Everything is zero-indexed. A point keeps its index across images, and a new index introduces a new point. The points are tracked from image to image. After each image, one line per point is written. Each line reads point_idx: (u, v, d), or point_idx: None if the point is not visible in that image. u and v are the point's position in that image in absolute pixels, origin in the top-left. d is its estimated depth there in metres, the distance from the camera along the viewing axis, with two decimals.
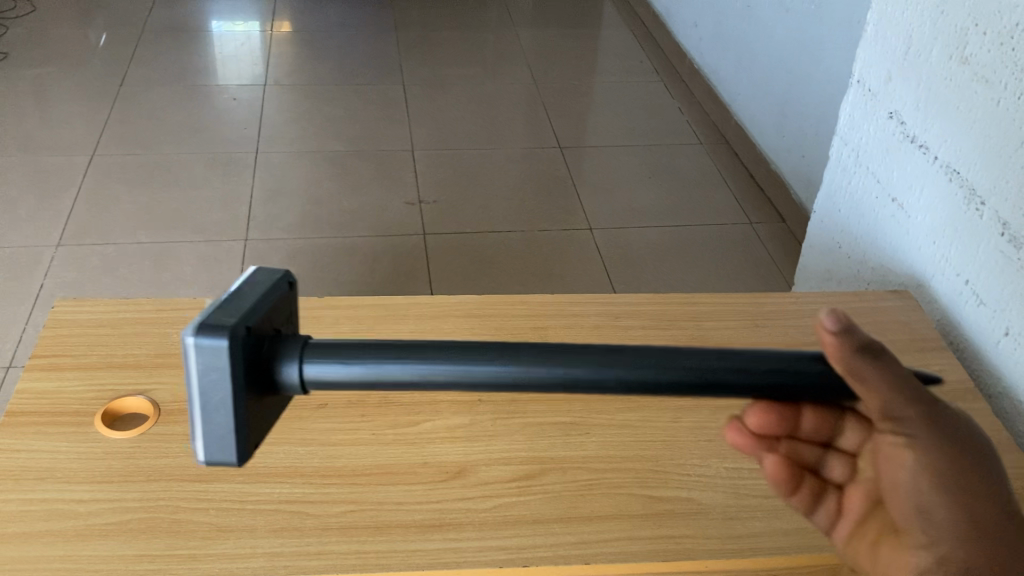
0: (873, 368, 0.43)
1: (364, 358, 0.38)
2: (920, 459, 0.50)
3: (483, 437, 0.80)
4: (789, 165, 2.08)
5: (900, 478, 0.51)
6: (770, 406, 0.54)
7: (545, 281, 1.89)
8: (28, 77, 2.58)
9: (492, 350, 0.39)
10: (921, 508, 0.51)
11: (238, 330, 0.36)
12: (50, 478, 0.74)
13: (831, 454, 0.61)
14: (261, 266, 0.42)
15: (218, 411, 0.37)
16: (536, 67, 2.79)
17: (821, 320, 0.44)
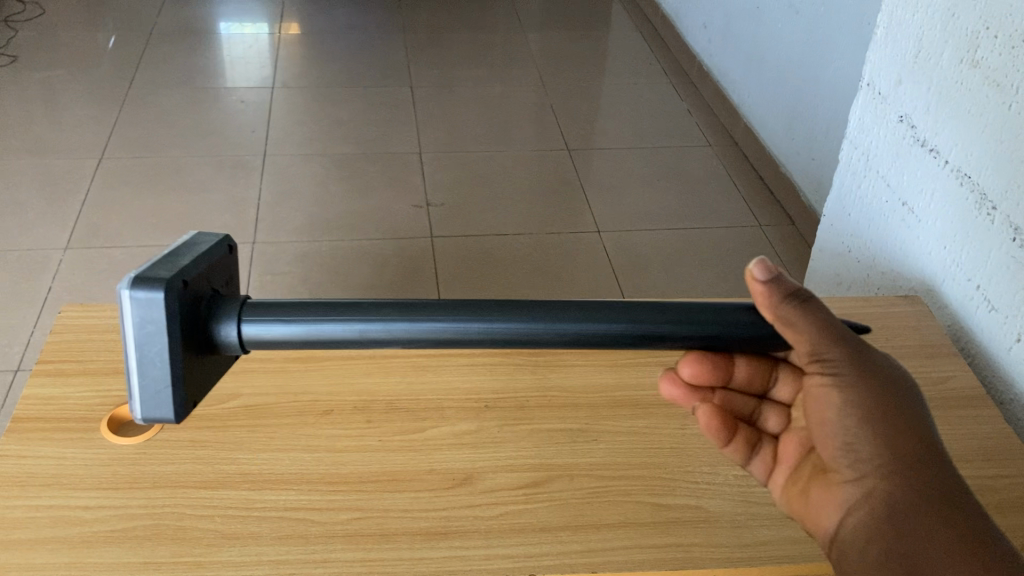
0: (795, 306, 0.55)
1: (290, 324, 0.52)
2: (844, 395, 0.58)
3: (490, 443, 0.80)
4: (798, 167, 2.08)
5: (826, 416, 0.59)
6: (699, 356, 0.65)
7: (553, 284, 1.88)
8: (37, 80, 2.58)
9: (390, 315, 0.52)
10: (846, 442, 0.59)
11: (176, 300, 0.48)
12: (56, 484, 0.74)
13: (766, 405, 0.71)
14: (195, 237, 0.54)
15: (158, 369, 0.49)
16: (544, 69, 2.78)
17: (753, 269, 0.56)
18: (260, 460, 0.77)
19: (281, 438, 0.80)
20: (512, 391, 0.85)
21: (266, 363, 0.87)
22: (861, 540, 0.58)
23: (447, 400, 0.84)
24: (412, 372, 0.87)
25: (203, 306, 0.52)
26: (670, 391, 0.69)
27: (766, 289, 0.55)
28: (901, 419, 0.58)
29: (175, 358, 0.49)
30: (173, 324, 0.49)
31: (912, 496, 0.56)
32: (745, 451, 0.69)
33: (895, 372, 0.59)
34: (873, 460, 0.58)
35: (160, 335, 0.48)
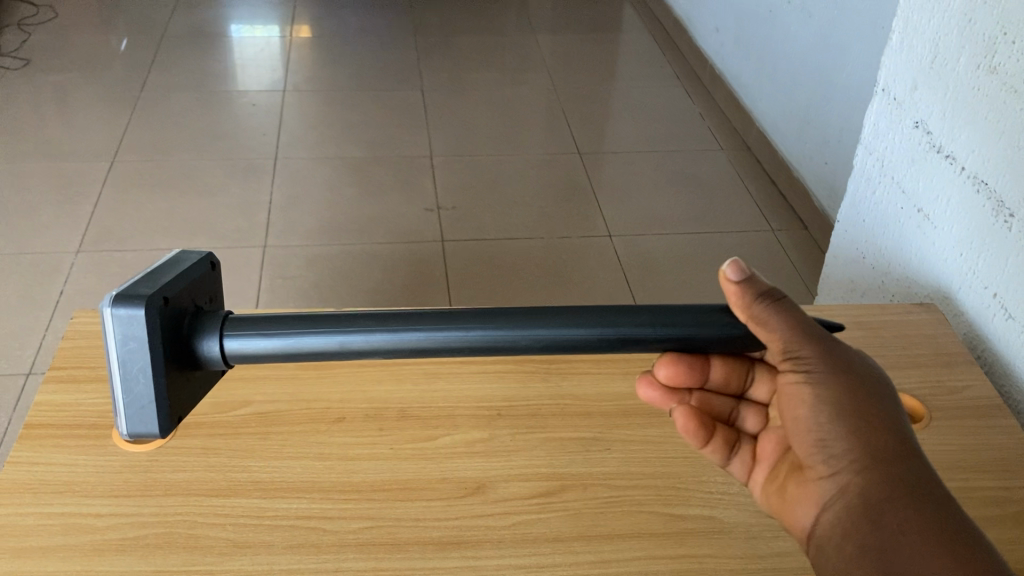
0: (764, 306, 0.57)
1: (271, 337, 0.53)
2: (816, 392, 0.60)
3: (502, 452, 0.79)
4: (811, 171, 2.07)
5: (800, 415, 0.62)
6: (675, 360, 0.68)
7: (565, 288, 1.88)
8: (50, 83, 2.60)
9: (373, 326, 0.54)
10: (819, 438, 0.61)
11: (154, 317, 0.50)
12: (68, 492, 0.74)
13: (744, 407, 0.74)
14: (182, 256, 0.56)
15: (139, 386, 0.51)
16: (556, 72, 2.78)
17: (727, 270, 0.58)
18: (271, 468, 0.77)
19: (292, 445, 0.79)
20: (524, 398, 0.85)
21: (277, 370, 0.87)
22: (836, 534, 0.59)
23: (459, 407, 0.83)
24: (424, 380, 0.86)
25: (186, 322, 0.53)
26: (649, 397, 0.71)
27: (739, 289, 0.58)
28: (873, 414, 0.60)
29: (158, 374, 0.51)
30: (153, 340, 0.50)
31: (882, 486, 0.57)
32: (725, 451, 0.72)
33: (869, 371, 0.62)
34: (845, 453, 0.60)
35: (141, 352, 0.50)
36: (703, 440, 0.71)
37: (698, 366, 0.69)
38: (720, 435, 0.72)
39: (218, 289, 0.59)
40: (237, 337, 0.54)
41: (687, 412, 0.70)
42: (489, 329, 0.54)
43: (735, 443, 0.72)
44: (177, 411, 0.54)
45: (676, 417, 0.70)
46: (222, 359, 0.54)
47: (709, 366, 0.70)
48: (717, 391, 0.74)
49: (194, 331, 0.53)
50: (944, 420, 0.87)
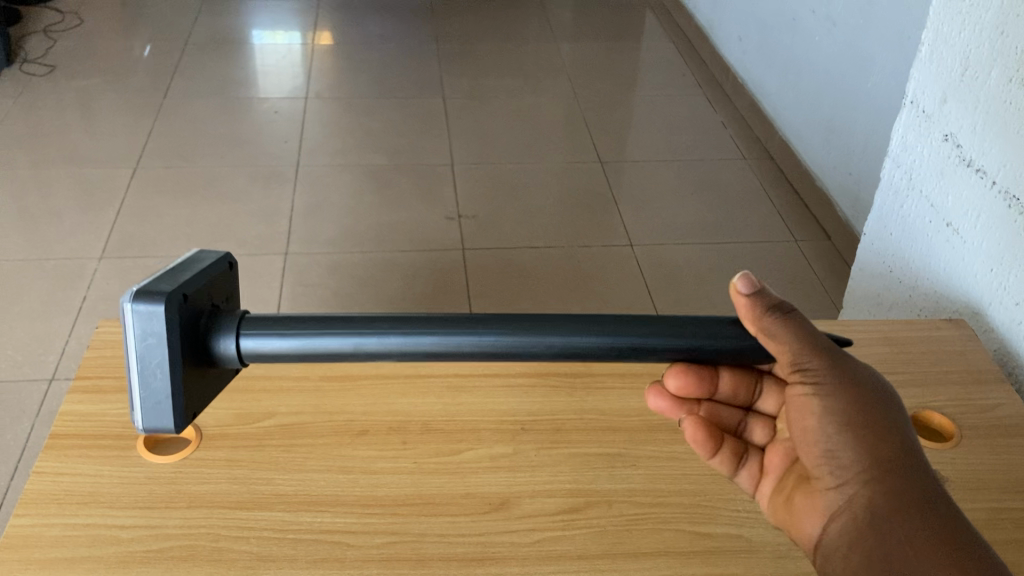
0: (777, 320, 0.57)
1: (288, 336, 0.53)
2: (825, 404, 0.60)
3: (527, 467, 0.79)
4: (835, 181, 2.05)
5: (809, 426, 0.61)
6: (686, 369, 0.66)
7: (586, 297, 1.87)
8: (74, 90, 2.62)
9: (384, 325, 0.53)
10: (827, 450, 0.61)
11: (174, 310, 0.50)
12: (93, 503, 0.74)
13: (752, 418, 0.73)
14: (201, 257, 0.56)
15: (156, 380, 0.51)
16: (577, 80, 2.78)
17: (738, 284, 0.58)
18: (295, 481, 0.77)
19: (316, 458, 0.79)
20: (548, 413, 0.84)
21: (301, 382, 0.87)
22: (845, 545, 0.60)
23: (482, 422, 0.83)
24: (447, 393, 0.86)
25: (203, 320, 0.53)
26: (657, 406, 0.70)
27: (750, 302, 0.58)
28: (880, 424, 0.60)
29: (174, 370, 0.51)
30: (173, 336, 0.50)
31: (891, 499, 0.58)
32: (732, 462, 0.71)
33: (875, 380, 0.62)
34: (854, 465, 0.60)
35: (160, 347, 0.50)
36: (711, 450, 0.70)
37: (708, 377, 0.68)
38: (728, 446, 0.71)
39: (234, 291, 0.58)
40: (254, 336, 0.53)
41: (696, 423, 0.69)
42: (500, 335, 0.54)
43: (742, 454, 0.71)
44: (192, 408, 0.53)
45: (685, 428, 0.70)
46: (238, 357, 0.54)
47: (718, 376, 0.69)
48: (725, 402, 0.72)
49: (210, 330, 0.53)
50: (974, 439, 0.85)
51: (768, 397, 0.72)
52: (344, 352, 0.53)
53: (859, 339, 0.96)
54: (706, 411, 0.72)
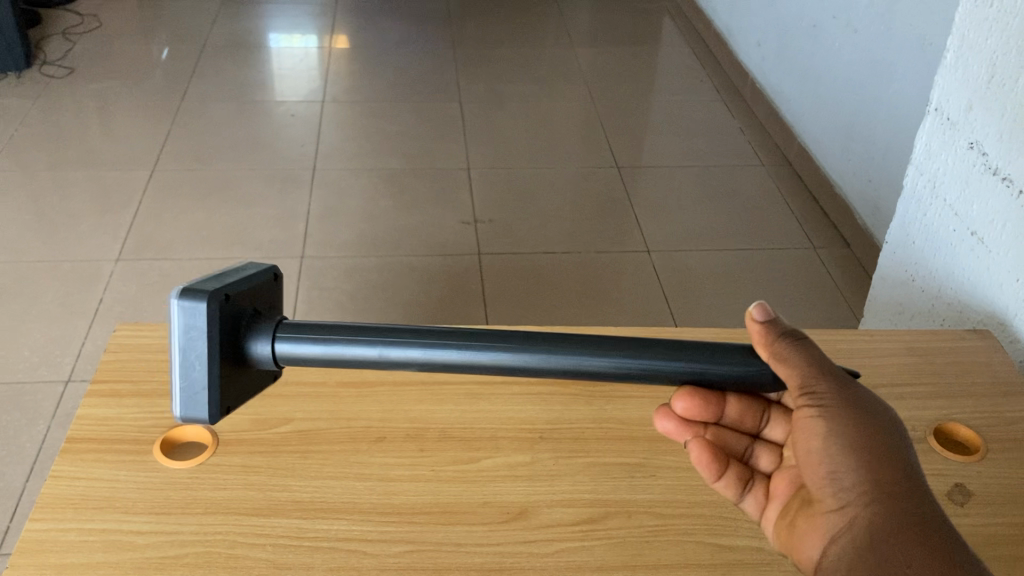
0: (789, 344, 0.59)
1: (319, 340, 0.53)
2: (829, 425, 0.59)
3: (546, 476, 0.78)
4: (854, 188, 2.04)
5: (813, 448, 0.60)
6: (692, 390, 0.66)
7: (603, 303, 1.86)
8: (92, 92, 2.63)
9: (408, 334, 0.53)
10: (830, 471, 0.60)
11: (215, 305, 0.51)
12: (110, 508, 0.74)
13: (758, 446, 0.72)
14: (251, 266, 0.57)
15: (194, 372, 0.51)
16: (594, 85, 2.77)
17: (752, 311, 0.60)
18: (312, 488, 0.76)
19: (333, 465, 0.78)
20: (567, 422, 0.84)
21: (319, 388, 0.86)
22: (842, 568, 0.58)
23: (501, 429, 0.82)
24: (466, 401, 0.85)
25: (245, 321, 0.54)
26: (665, 427, 0.71)
27: (764, 329, 0.60)
28: (884, 449, 0.59)
29: (212, 364, 0.51)
30: (213, 330, 0.51)
31: (890, 521, 0.56)
32: (739, 488, 0.70)
33: (883, 410, 0.61)
34: (855, 486, 0.58)
35: (201, 341, 0.51)
36: (717, 473, 0.69)
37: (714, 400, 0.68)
38: (734, 470, 0.70)
39: (281, 302, 0.59)
40: (291, 337, 0.54)
41: (701, 446, 0.69)
42: (524, 348, 0.53)
43: (749, 480, 0.70)
44: (228, 404, 0.53)
45: (691, 451, 0.69)
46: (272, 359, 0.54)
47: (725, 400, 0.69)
48: (731, 428, 0.72)
49: (249, 331, 0.53)
50: (1001, 451, 0.84)
51: (775, 425, 0.72)
52: (370, 360, 0.53)
53: (883, 349, 0.94)
54: (712, 435, 0.71)
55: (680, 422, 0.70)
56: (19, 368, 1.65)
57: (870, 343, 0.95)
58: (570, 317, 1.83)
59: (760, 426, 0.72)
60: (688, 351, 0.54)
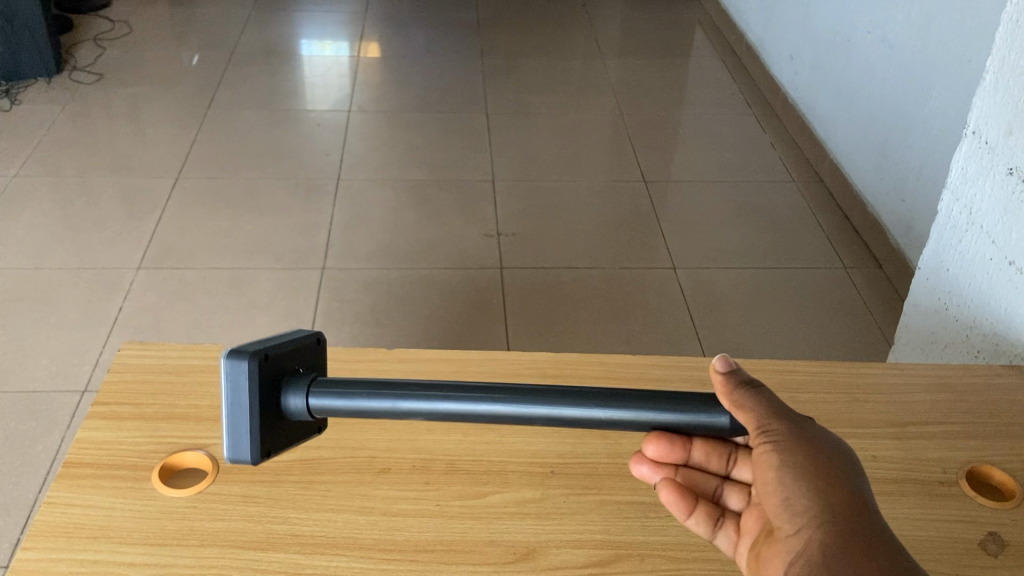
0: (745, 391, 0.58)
1: (345, 395, 0.55)
2: (787, 455, 0.57)
3: (555, 514, 0.75)
4: (887, 208, 1.99)
5: (770, 478, 0.58)
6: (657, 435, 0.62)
7: (626, 321, 1.83)
8: (122, 98, 2.64)
9: (414, 386, 0.55)
10: (784, 497, 0.57)
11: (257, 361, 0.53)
12: (105, 537, 0.71)
13: (728, 485, 0.68)
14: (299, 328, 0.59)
15: (238, 420, 0.53)
16: (624, 97, 2.73)
17: (715, 362, 0.59)
18: (312, 521, 0.73)
19: (335, 497, 0.75)
20: (580, 456, 0.80)
21: None
22: None
23: (511, 463, 0.79)
24: (475, 432, 0.82)
25: (286, 377, 0.55)
26: (639, 473, 0.67)
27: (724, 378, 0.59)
28: (836, 475, 0.57)
29: (253, 416, 0.53)
30: (253, 386, 0.52)
31: (841, 540, 0.54)
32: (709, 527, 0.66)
33: (836, 442, 0.59)
34: (807, 509, 0.56)
35: (241, 395, 0.53)
36: (686, 511, 0.65)
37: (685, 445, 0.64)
38: (704, 506, 0.66)
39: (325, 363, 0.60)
40: (327, 393, 0.55)
41: (670, 486, 0.65)
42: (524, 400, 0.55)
43: (720, 517, 0.66)
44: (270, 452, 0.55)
45: (661, 492, 0.66)
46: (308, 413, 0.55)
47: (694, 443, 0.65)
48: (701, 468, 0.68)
49: (288, 385, 0.55)
50: None
51: (743, 462, 0.67)
52: (385, 412, 0.55)
53: (914, 384, 0.90)
54: (682, 477, 0.67)
55: (655, 465, 0.67)
56: (37, 377, 1.65)
57: (902, 378, 0.91)
58: (593, 335, 1.79)
59: (728, 464, 0.68)
60: (681, 402, 0.55)
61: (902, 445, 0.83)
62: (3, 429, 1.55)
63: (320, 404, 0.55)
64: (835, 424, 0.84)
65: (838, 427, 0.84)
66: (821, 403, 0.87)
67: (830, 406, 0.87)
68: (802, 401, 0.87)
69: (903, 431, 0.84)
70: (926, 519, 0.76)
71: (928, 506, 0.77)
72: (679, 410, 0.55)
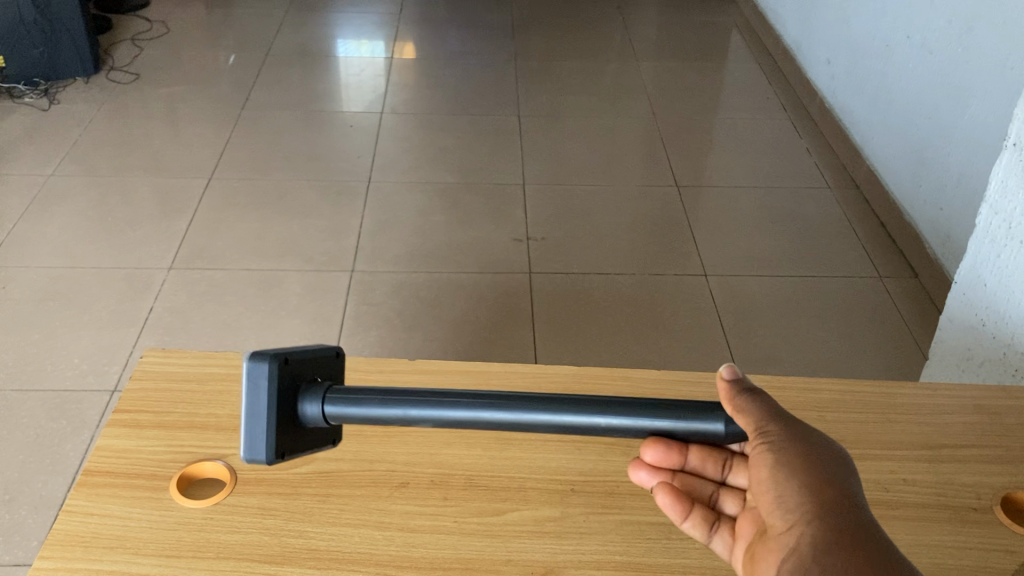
0: (744, 395, 0.57)
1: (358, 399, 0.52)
2: (780, 455, 0.56)
3: (574, 534, 0.73)
4: (924, 217, 1.95)
5: (764, 478, 0.57)
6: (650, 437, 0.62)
7: (654, 328, 1.80)
8: (159, 97, 2.66)
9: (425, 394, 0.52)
10: (778, 496, 0.56)
11: (278, 360, 0.50)
12: (120, 548, 0.71)
13: (725, 492, 0.66)
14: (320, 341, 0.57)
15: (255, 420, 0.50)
16: (657, 101, 2.71)
17: (720, 371, 0.59)
18: (328, 535, 0.73)
19: (351, 512, 0.75)
20: (600, 474, 0.79)
21: None
22: None
23: (530, 479, 0.78)
24: (495, 448, 0.81)
25: (304, 384, 0.52)
26: (636, 478, 0.66)
27: (728, 386, 0.58)
28: (830, 477, 0.56)
29: (271, 414, 0.50)
30: (273, 385, 0.50)
31: (834, 538, 0.53)
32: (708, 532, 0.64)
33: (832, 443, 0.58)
34: (799, 507, 0.55)
35: (260, 395, 0.50)
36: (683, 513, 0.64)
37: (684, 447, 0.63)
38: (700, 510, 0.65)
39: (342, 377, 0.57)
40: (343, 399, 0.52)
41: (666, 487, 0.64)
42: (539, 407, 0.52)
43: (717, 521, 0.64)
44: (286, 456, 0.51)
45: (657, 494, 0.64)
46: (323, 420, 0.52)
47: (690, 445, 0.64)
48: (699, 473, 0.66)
49: (307, 390, 0.52)
50: None
51: (739, 469, 0.66)
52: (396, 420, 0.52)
53: (947, 405, 0.88)
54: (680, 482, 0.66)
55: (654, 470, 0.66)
56: (67, 376, 1.66)
57: (934, 398, 0.88)
58: (621, 342, 1.77)
59: (724, 471, 0.67)
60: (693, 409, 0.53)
61: (933, 468, 0.80)
62: (33, 427, 1.56)
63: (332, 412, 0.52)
64: (865, 446, 0.82)
65: (867, 449, 0.82)
66: (850, 424, 0.85)
67: (859, 426, 0.84)
68: (831, 421, 0.85)
69: (935, 454, 0.82)
70: (957, 547, 0.73)
71: (958, 533, 0.74)
72: (678, 416, 0.52)
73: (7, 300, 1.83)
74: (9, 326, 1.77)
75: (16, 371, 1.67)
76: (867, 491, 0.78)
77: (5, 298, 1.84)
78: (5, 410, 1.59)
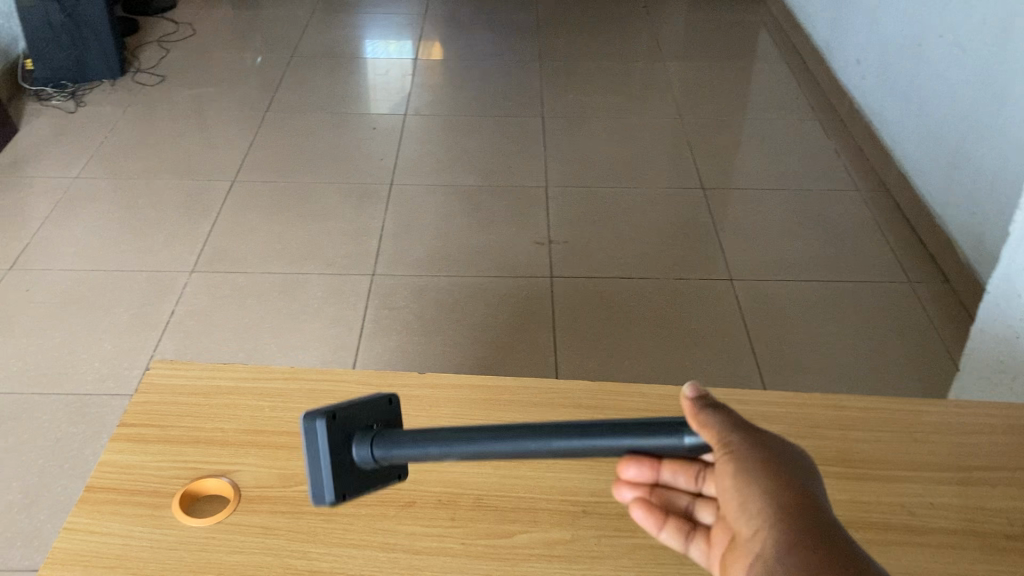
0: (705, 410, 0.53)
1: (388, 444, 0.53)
2: (745, 464, 0.52)
3: (584, 557, 0.71)
4: (957, 221, 1.90)
5: (728, 488, 0.52)
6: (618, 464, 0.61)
7: (679, 334, 1.77)
8: (186, 99, 2.67)
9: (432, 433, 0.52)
10: (744, 505, 0.51)
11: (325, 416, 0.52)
12: (120, 567, 0.70)
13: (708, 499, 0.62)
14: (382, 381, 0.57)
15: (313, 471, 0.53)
16: (685, 101, 2.67)
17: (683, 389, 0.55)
18: (331, 556, 0.71)
19: (356, 532, 0.73)
20: (613, 495, 0.76)
21: None
22: None
23: (541, 500, 0.76)
24: (505, 467, 0.79)
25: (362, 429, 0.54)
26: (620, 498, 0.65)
27: (692, 402, 0.54)
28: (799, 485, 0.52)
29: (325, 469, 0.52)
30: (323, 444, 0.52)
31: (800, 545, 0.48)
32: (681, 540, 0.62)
33: (797, 452, 0.54)
34: (764, 510, 0.51)
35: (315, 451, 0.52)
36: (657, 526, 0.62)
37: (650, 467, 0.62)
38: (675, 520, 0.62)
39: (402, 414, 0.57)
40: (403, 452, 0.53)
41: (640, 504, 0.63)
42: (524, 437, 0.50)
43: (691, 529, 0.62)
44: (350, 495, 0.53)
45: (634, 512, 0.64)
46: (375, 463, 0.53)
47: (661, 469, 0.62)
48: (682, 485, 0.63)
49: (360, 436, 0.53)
50: None
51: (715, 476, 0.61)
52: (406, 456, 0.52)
53: (976, 424, 0.84)
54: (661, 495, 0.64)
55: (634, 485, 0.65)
56: (88, 380, 1.66)
57: (962, 416, 0.85)
58: (645, 348, 1.74)
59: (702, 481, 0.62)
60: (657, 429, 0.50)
61: (961, 491, 0.77)
62: (54, 431, 1.56)
63: (380, 454, 0.53)
64: (889, 467, 0.79)
65: (892, 470, 0.79)
66: (874, 443, 0.81)
67: (883, 446, 0.81)
68: (855, 440, 0.82)
69: (963, 477, 0.78)
70: None
71: (985, 561, 0.71)
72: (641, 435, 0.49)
73: (30, 304, 1.84)
74: (31, 330, 1.78)
75: (38, 375, 1.67)
76: (890, 515, 0.75)
77: (28, 301, 1.85)
78: (27, 414, 1.59)
